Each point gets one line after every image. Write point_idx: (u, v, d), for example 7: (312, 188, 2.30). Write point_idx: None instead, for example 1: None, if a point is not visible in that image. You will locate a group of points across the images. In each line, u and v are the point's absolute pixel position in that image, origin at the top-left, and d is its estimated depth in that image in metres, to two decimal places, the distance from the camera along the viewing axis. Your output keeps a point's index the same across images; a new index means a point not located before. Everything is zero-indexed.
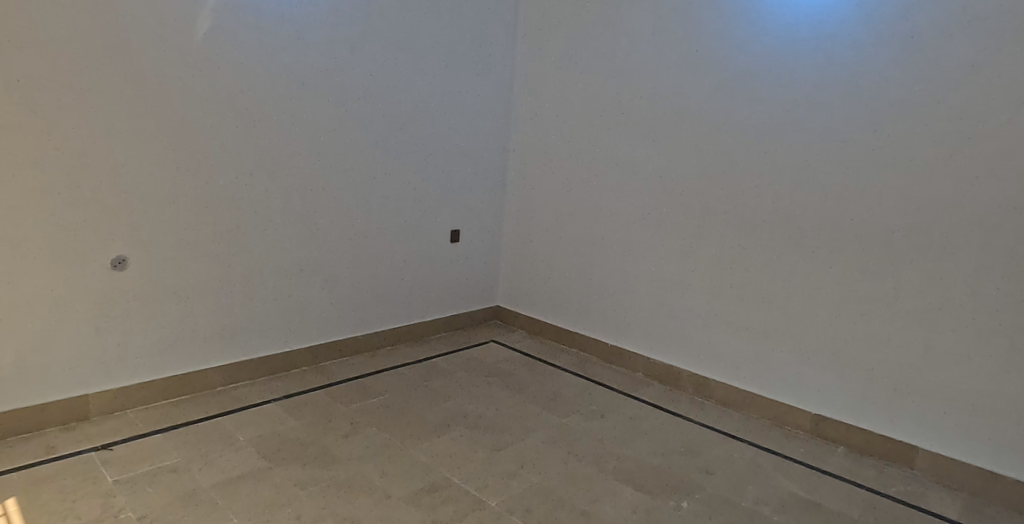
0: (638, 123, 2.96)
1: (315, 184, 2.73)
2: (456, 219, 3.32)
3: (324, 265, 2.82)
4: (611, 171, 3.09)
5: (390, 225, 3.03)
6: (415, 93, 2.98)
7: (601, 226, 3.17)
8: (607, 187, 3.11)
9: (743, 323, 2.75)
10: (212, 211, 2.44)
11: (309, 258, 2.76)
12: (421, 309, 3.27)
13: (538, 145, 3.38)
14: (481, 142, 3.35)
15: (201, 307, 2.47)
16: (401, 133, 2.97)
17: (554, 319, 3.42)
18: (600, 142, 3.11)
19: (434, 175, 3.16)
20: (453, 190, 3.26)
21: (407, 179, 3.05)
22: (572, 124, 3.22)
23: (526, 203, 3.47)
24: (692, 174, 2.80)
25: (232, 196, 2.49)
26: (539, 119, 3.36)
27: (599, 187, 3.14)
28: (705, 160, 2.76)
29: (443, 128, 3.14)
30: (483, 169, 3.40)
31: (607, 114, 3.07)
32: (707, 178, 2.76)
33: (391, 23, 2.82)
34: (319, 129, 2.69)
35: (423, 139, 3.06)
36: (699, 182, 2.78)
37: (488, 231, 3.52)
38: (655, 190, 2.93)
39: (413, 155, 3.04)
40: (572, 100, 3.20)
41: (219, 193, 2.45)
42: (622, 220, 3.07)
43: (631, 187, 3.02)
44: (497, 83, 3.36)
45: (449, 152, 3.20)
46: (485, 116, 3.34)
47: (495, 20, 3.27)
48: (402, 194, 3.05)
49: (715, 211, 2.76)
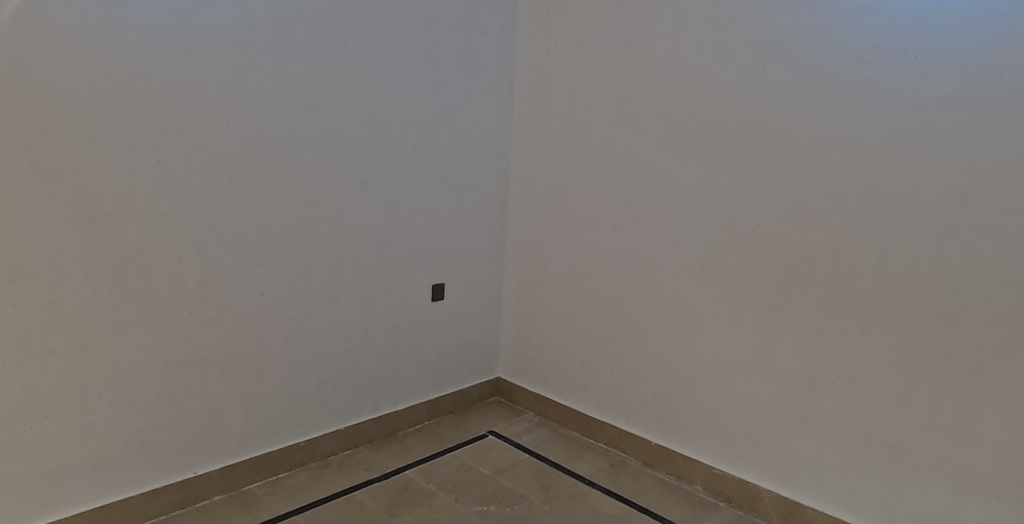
0: (693, 136, 2.06)
1: (224, 236, 1.85)
2: (440, 271, 2.44)
3: (243, 350, 1.96)
4: (653, 205, 2.20)
5: (343, 286, 2.16)
6: (370, 100, 2.10)
7: (639, 281, 2.27)
8: (648, 227, 2.22)
9: (859, 432, 1.84)
10: (46, 286, 1.57)
11: (221, 343, 1.90)
12: (392, 395, 2.39)
13: (549, 168, 2.50)
14: (470, 165, 2.47)
15: (39, 433, 1.61)
16: (353, 157, 2.10)
17: (574, 402, 2.53)
18: (636, 164, 2.22)
19: (405, 213, 2.28)
20: (434, 232, 2.39)
21: (366, 221, 2.17)
22: (595, 139, 2.34)
23: (534, 245, 2.59)
24: (777, 211, 1.89)
25: (84, 261, 1.62)
26: (549, 132, 2.48)
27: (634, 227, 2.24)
28: (797, 189, 1.85)
29: (415, 149, 2.26)
30: (475, 202, 2.52)
31: (646, 125, 2.18)
32: (801, 217, 1.85)
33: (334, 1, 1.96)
34: (227, 155, 1.82)
35: (386, 164, 2.19)
36: (787, 223, 1.88)
37: (485, 283, 2.63)
38: (719, 233, 2.03)
39: (372, 188, 2.17)
40: (597, 106, 2.31)
41: (60, 257, 1.58)
42: (671, 274, 2.18)
43: (683, 227, 2.12)
44: (490, 86, 2.49)
45: (426, 180, 2.32)
46: (475, 131, 2.47)
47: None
48: (360, 243, 2.17)
49: (813, 264, 1.85)
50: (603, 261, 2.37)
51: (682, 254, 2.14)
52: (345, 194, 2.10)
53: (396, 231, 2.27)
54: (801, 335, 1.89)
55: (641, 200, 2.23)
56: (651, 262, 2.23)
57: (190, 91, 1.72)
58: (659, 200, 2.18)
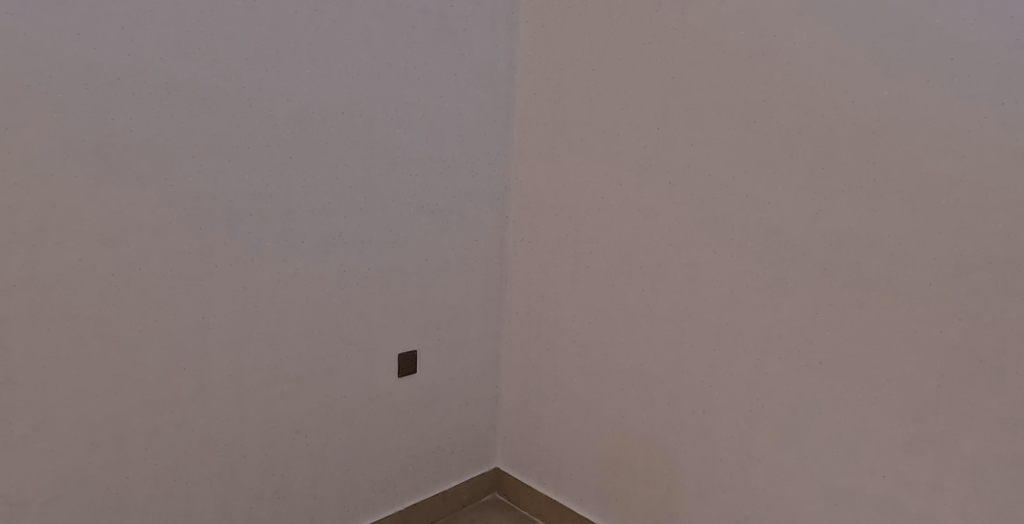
0: (792, 144, 1.30)
1: (36, 314, 1.13)
2: (409, 336, 1.72)
3: (83, 486, 1.25)
4: (720, 248, 1.44)
5: (257, 372, 1.44)
6: (288, 93, 1.37)
7: (698, 360, 1.51)
8: (713, 281, 1.46)
9: None
10: None
11: (40, 480, 1.19)
12: (340, 514, 1.68)
13: (563, 190, 1.75)
14: (450, 187, 1.73)
15: None
16: (264, 179, 1.37)
17: (599, 517, 1.80)
18: (696, 186, 1.47)
19: (352, 260, 1.55)
20: (396, 284, 1.66)
21: (290, 275, 1.45)
22: (630, 148, 1.59)
23: (543, 294, 1.85)
24: (943, 267, 1.14)
25: None
26: (564, 136, 1.74)
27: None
28: (987, 233, 1.09)
29: (363, 166, 1.53)
30: (458, 238, 1.78)
31: (714, 127, 1.42)
32: (989, 279, 1.09)
33: None
34: (32, 183, 1.09)
35: (317, 190, 1.45)
36: (964, 289, 1.12)
37: (476, 348, 1.90)
38: (836, 297, 1.27)
39: (297, 224, 1.44)
40: (635, 100, 1.56)
41: None
42: (750, 354, 1.42)
43: (772, 284, 1.36)
44: (480, 74, 1.75)
45: (382, 211, 1.59)
46: (456, 137, 1.72)
47: None
48: (281, 307, 1.45)
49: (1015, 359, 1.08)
50: (643, 326, 1.62)
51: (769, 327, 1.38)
52: (251, 236, 1.37)
53: (340, 286, 1.54)
54: (981, 474, 1.14)
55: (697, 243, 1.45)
56: (717, 333, 1.47)
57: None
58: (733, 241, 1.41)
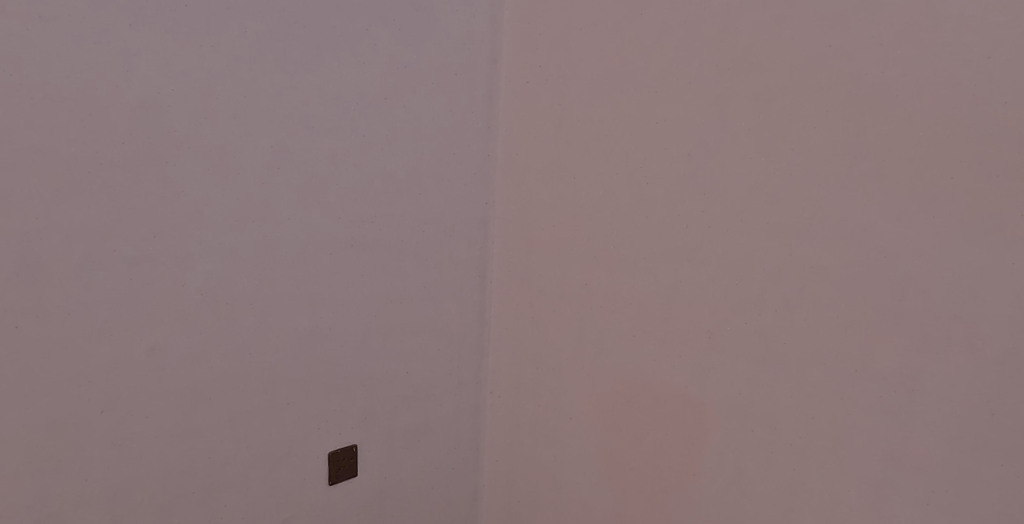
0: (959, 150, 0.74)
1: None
2: (330, 425, 1.18)
3: None
4: (816, 318, 0.88)
5: (90, 499, 0.95)
6: (103, 63, 0.84)
7: (773, 487, 0.96)
8: (805, 370, 0.90)
9: None
10: None
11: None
12: None
13: (563, 216, 1.19)
14: (394, 212, 1.18)
15: None
16: (64, 205, 0.84)
17: None
18: (777, 216, 0.90)
19: (244, 322, 1.04)
20: (313, 354, 1.13)
21: (138, 350, 0.95)
22: (666, 155, 1.02)
23: (533, 361, 1.30)
24: None
25: None
26: (564, 137, 1.18)
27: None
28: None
29: (247, 180, 1.00)
30: (411, 284, 1.23)
31: (812, 121, 0.85)
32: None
33: None
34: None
35: (166, 218, 0.93)
36: None
37: (443, 432, 1.36)
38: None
39: (137, 274, 0.93)
40: (678, 80, 0.99)
41: None
42: (864, 491, 0.86)
43: (908, 386, 0.80)
44: (443, 43, 1.18)
45: (280, 249, 1.05)
46: (404, 138, 1.17)
47: None
48: (122, 400, 0.95)
49: None
50: (684, 429, 1.05)
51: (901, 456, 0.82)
52: (51, 296, 0.86)
53: (226, 362, 1.04)
54: None
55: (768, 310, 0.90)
56: (804, 451, 0.92)
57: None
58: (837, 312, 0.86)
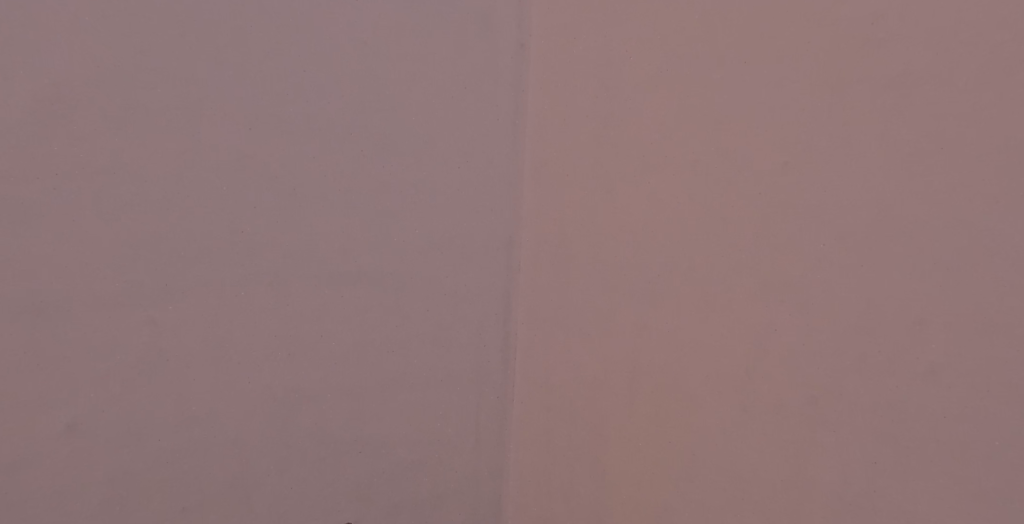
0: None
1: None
2: (314, 503, 0.95)
3: None
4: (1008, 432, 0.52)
5: None
6: None
7: None
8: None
9: None
10: None
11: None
12: None
13: (602, 243, 0.90)
14: (386, 237, 0.93)
15: None
16: None
17: None
18: (960, 252, 0.50)
19: (174, 385, 0.79)
20: (282, 422, 0.89)
21: (42, 432, 0.72)
22: (755, 158, 0.68)
23: (563, 421, 1.03)
24: None
25: None
26: (597, 139, 0.90)
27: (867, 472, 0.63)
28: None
29: (182, 203, 0.76)
30: (407, 327, 0.98)
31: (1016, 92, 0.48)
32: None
33: None
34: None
35: (70, 254, 0.70)
36: None
37: (454, 509, 1.10)
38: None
39: (36, 331, 0.69)
40: (786, 43, 0.64)
41: None
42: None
43: None
44: (447, 23, 0.93)
45: (242, 288, 0.82)
46: (389, 143, 0.91)
47: None
48: (19, 497, 0.72)
49: None
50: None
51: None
52: None
53: (164, 436, 0.80)
54: None
55: (918, 411, 0.54)
56: None
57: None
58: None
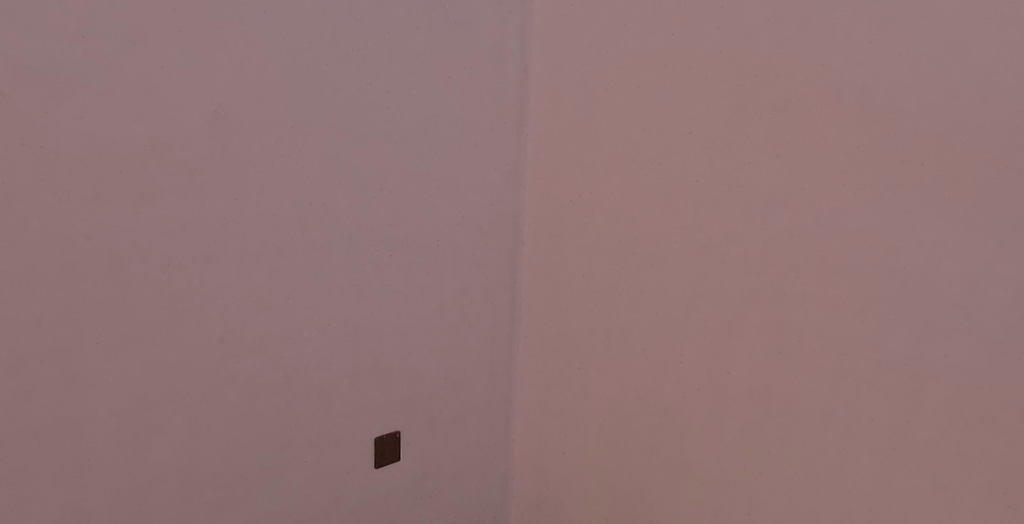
0: (992, 143, 0.76)
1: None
2: (383, 411, 1.29)
3: None
4: (820, 304, 0.95)
5: (166, 483, 1.05)
6: (173, 88, 0.92)
7: (791, 465, 1.02)
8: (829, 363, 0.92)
9: None
10: None
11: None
12: None
13: (590, 219, 1.27)
14: (436, 216, 1.27)
15: None
16: (144, 214, 0.94)
17: None
18: (789, 212, 0.96)
19: (294, 316, 1.13)
20: (360, 349, 1.23)
21: (213, 343, 1.05)
22: (687, 162, 1.09)
23: (563, 354, 1.38)
24: None
25: None
26: (587, 145, 1.25)
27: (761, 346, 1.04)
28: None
29: (303, 188, 1.09)
30: (448, 283, 1.32)
31: (816, 128, 0.92)
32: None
33: None
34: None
35: (235, 220, 1.02)
36: None
37: (476, 424, 1.45)
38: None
39: (211, 272, 1.02)
40: (706, 91, 1.05)
41: None
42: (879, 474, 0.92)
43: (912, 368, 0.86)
44: (480, 62, 1.26)
45: (332, 247, 1.15)
46: (437, 148, 1.24)
47: None
48: (194, 386, 1.04)
49: None
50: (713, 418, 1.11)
51: (912, 437, 0.88)
52: (137, 296, 0.96)
53: (287, 353, 1.13)
54: None
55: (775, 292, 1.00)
56: (819, 430, 0.98)
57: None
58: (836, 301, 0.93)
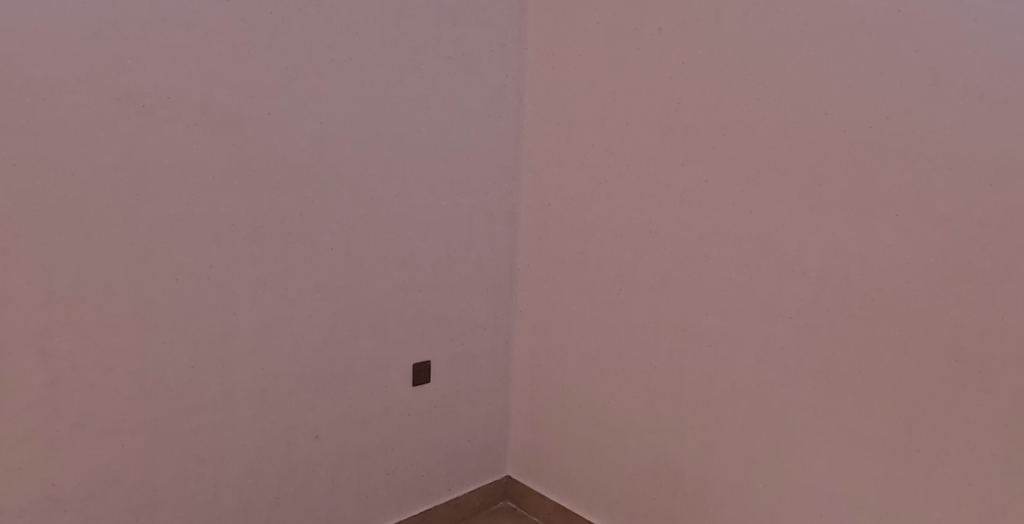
0: (790, 163, 1.36)
1: (59, 322, 1.22)
2: (424, 347, 1.81)
3: (141, 473, 1.38)
4: (705, 267, 1.54)
5: (287, 381, 1.56)
6: (312, 127, 1.50)
7: (694, 370, 1.59)
8: None
9: None
10: None
11: (62, 481, 1.28)
12: (358, 518, 1.76)
13: (567, 215, 1.85)
14: (463, 212, 1.83)
15: None
16: (287, 203, 1.48)
17: (605, 518, 1.85)
18: (687, 210, 1.57)
19: (371, 277, 1.66)
20: (411, 303, 1.75)
21: (322, 291, 1.58)
22: (627, 178, 1.69)
23: (553, 311, 1.92)
24: (905, 293, 1.22)
25: None
26: (566, 165, 1.84)
27: (675, 295, 1.61)
28: (1021, 224, 1.08)
29: (378, 192, 1.63)
30: (470, 259, 1.87)
31: (696, 164, 1.53)
32: (988, 269, 1.12)
33: (258, 8, 1.37)
34: (61, 193, 1.18)
35: (339, 211, 1.57)
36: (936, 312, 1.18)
37: (486, 361, 1.97)
38: None
39: (322, 245, 1.56)
40: (640, 135, 1.65)
41: None
42: (753, 365, 1.47)
43: (753, 303, 1.46)
44: (494, 112, 1.87)
45: (394, 231, 1.68)
46: (465, 168, 1.82)
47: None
48: (308, 319, 1.57)
49: (980, 365, 1.14)
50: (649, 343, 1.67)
51: (759, 342, 1.46)
52: (280, 256, 1.49)
53: (365, 302, 1.66)
54: (979, 474, 1.16)
55: (681, 262, 1.59)
56: (710, 346, 1.55)
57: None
58: (712, 265, 1.53)
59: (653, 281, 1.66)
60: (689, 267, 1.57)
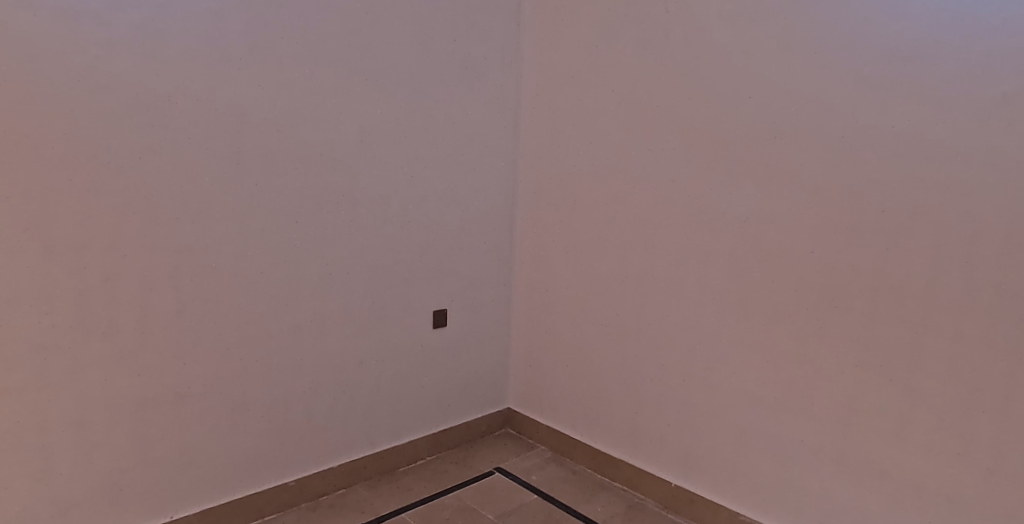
0: (715, 149, 1.83)
1: (186, 264, 1.71)
2: (440, 298, 2.29)
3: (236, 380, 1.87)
4: (657, 230, 2.01)
5: (338, 318, 2.05)
6: (357, 124, 1.98)
7: (649, 310, 2.06)
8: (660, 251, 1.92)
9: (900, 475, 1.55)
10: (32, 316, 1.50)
11: (186, 381, 1.78)
12: (390, 430, 2.24)
13: (554, 193, 2.32)
14: (471, 191, 2.31)
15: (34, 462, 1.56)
16: (339, 182, 1.96)
17: (585, 433, 2.32)
18: (642, 186, 2.04)
19: (400, 239, 2.14)
20: (430, 261, 2.23)
21: (364, 250, 2.06)
22: (599, 161, 2.16)
23: (542, 270, 2.40)
24: (792, 241, 1.69)
25: (67, 292, 1.54)
26: (552, 153, 2.31)
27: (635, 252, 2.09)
28: (860, 189, 1.55)
29: (405, 174, 2.11)
30: (476, 229, 2.35)
31: (649, 150, 2.00)
32: (842, 221, 1.59)
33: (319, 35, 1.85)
34: (187, 172, 1.67)
35: (377, 188, 2.05)
36: (810, 254, 1.65)
37: (489, 312, 2.45)
38: None
39: (364, 213, 2.03)
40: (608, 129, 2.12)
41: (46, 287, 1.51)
42: (691, 301, 1.94)
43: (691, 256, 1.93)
44: (495, 111, 2.34)
45: (418, 205, 2.16)
46: (472, 155, 2.29)
47: (488, 18, 2.25)
48: (353, 271, 2.05)
49: (838, 290, 1.61)
50: (616, 292, 2.15)
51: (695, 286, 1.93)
52: (333, 222, 1.97)
53: (396, 260, 2.14)
54: (840, 368, 1.63)
55: (639, 227, 2.06)
56: (660, 290, 2.02)
57: (142, 100, 1.57)
58: (662, 228, 1.99)
59: (618, 242, 2.13)
60: (645, 230, 2.04)
